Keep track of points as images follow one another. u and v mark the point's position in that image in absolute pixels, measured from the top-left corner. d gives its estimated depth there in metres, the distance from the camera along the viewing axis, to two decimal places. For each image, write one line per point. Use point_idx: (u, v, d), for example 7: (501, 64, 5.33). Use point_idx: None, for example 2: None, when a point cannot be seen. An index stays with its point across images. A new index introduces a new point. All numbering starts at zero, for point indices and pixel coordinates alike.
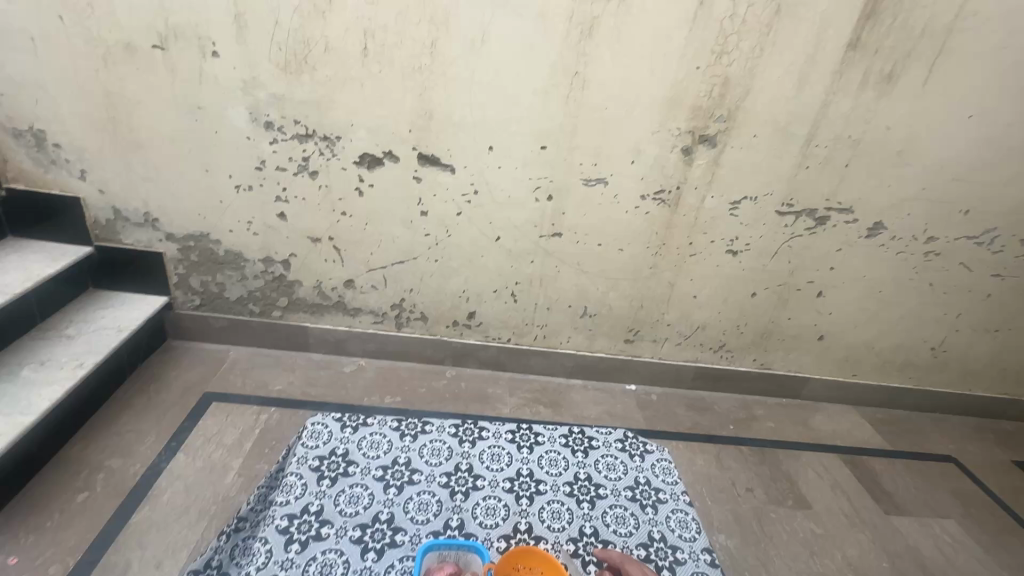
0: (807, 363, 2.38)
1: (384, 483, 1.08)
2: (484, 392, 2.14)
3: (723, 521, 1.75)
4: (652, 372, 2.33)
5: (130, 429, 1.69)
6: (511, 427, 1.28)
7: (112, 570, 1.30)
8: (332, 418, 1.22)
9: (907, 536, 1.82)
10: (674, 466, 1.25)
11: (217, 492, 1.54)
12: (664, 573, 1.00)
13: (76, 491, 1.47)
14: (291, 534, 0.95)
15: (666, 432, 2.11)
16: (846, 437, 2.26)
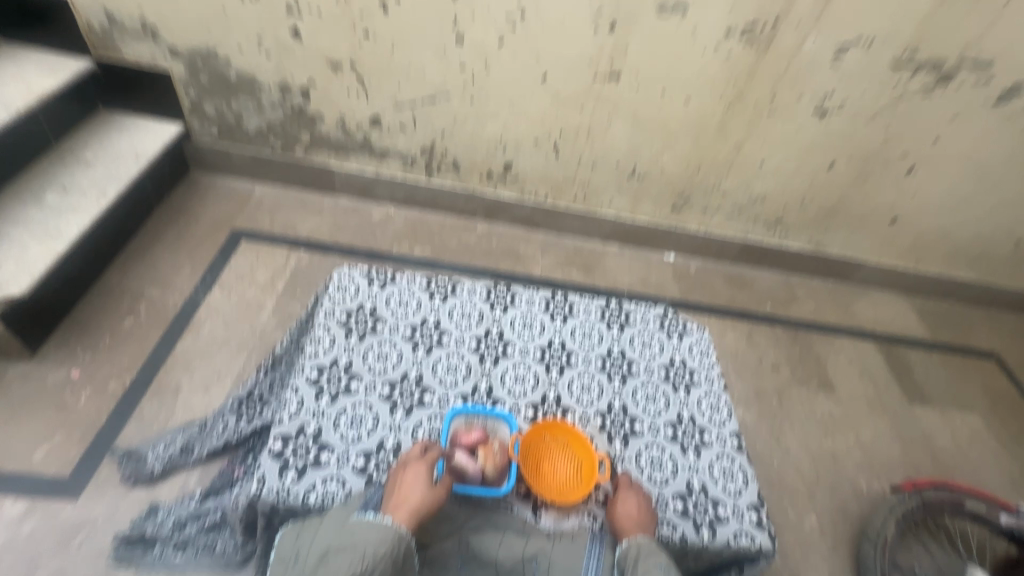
0: (869, 247, 2.17)
1: (412, 343, 1.05)
2: (516, 250, 2.04)
3: (744, 396, 1.77)
4: (696, 244, 2.17)
5: (165, 261, 1.71)
6: (545, 294, 1.20)
7: (165, 390, 1.40)
8: (359, 271, 1.15)
9: (926, 425, 1.83)
10: (714, 349, 1.18)
11: (253, 329, 1.59)
12: (689, 453, 0.99)
13: (122, 317, 1.53)
14: (321, 386, 0.95)
15: (700, 305, 2.03)
16: (889, 326, 2.16)
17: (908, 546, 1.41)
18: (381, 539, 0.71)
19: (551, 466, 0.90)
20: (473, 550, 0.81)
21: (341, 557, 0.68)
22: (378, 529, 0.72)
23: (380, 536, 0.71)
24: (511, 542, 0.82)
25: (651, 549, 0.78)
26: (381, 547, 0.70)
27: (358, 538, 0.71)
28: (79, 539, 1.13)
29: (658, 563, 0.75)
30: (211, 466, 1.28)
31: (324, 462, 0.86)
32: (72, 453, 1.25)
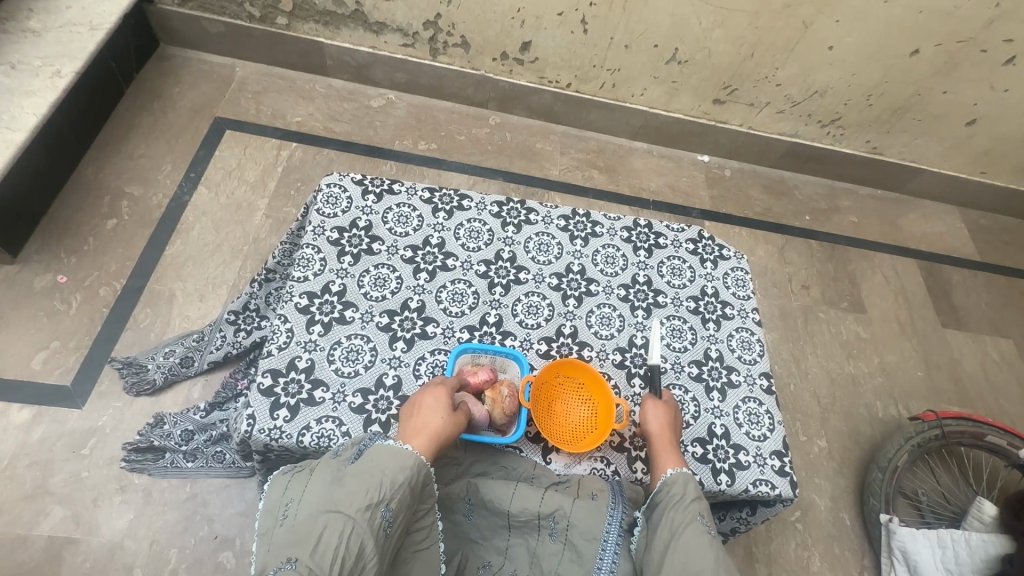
0: (934, 152, 1.91)
1: (413, 266, 0.94)
2: (532, 148, 1.81)
3: (768, 316, 1.67)
4: (735, 145, 1.92)
5: (142, 154, 1.54)
6: (564, 212, 1.06)
7: (158, 298, 1.33)
8: (352, 180, 1.00)
9: (954, 350, 1.73)
10: (750, 279, 1.06)
11: (246, 233, 1.47)
12: (714, 394, 0.92)
13: (104, 217, 1.42)
14: (312, 314, 0.86)
15: (731, 215, 1.85)
16: (937, 242, 1.97)
17: (915, 471, 1.40)
18: (400, 467, 0.66)
19: (564, 407, 0.85)
20: (483, 499, 0.75)
21: (355, 483, 0.63)
22: (396, 456, 0.67)
23: (400, 463, 0.66)
24: (523, 493, 0.74)
25: (695, 492, 0.73)
26: (399, 476, 0.65)
27: (374, 466, 0.66)
28: (90, 445, 1.14)
29: (699, 512, 0.70)
30: (213, 377, 1.25)
31: (318, 399, 0.79)
32: (71, 361, 1.22)
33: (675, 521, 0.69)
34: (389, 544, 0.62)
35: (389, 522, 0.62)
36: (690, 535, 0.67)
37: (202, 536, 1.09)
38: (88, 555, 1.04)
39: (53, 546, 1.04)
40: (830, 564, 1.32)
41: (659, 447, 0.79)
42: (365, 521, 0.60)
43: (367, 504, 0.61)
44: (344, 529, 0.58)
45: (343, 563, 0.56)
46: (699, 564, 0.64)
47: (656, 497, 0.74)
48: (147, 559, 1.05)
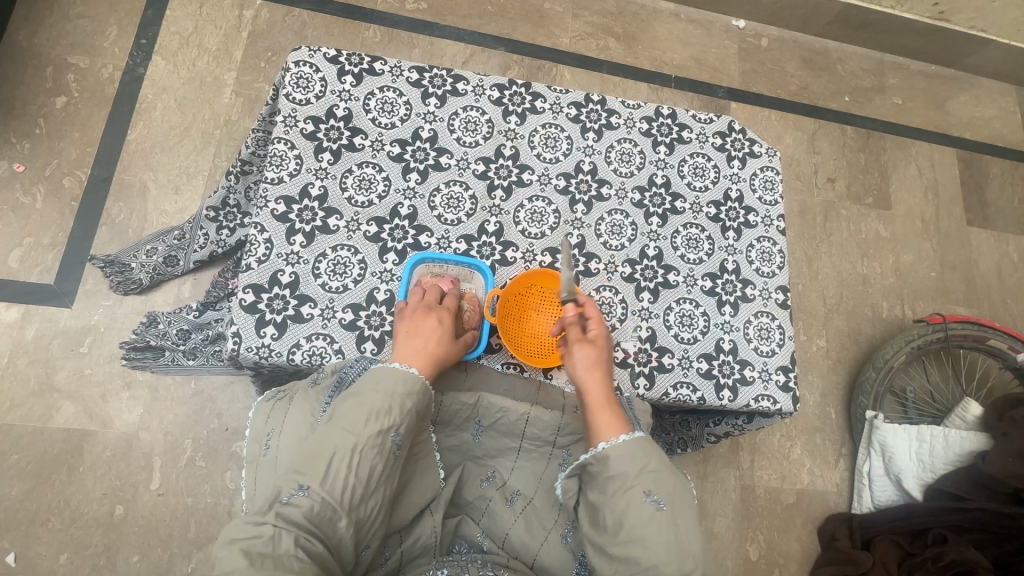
0: (1006, 21, 1.65)
1: (402, 165, 0.83)
2: (539, 9, 1.54)
3: (786, 212, 1.57)
4: (778, 7, 1.64)
5: (80, 14, 1.30)
6: (575, 99, 0.91)
7: (129, 190, 1.23)
8: (325, 57, 0.84)
9: (975, 249, 1.64)
10: (780, 179, 0.95)
11: (215, 114, 1.30)
12: (726, 309, 0.87)
13: (51, 94, 1.25)
14: (292, 223, 0.77)
15: (763, 96, 1.64)
16: (984, 129, 1.77)
17: (908, 370, 1.41)
18: (408, 392, 0.63)
19: (536, 318, 0.80)
20: (494, 420, 0.74)
21: (362, 408, 0.60)
22: (402, 378, 0.64)
23: (408, 387, 0.63)
24: (540, 418, 0.73)
25: (640, 463, 0.62)
26: (408, 402, 0.63)
27: (381, 387, 0.62)
28: (87, 344, 1.13)
29: (647, 489, 0.60)
30: (202, 276, 1.20)
31: (307, 315, 0.75)
32: (49, 258, 1.16)
33: (614, 505, 0.61)
34: (398, 464, 0.62)
35: (398, 446, 0.61)
36: (635, 520, 0.59)
37: (213, 428, 1.13)
38: (107, 445, 1.09)
39: (72, 437, 1.08)
40: (809, 452, 1.40)
41: (594, 409, 0.68)
42: (375, 447, 0.59)
43: (377, 431, 0.60)
44: (353, 456, 0.58)
45: (353, 488, 0.57)
46: (645, 554, 0.57)
47: (593, 468, 0.65)
48: (164, 449, 1.11)
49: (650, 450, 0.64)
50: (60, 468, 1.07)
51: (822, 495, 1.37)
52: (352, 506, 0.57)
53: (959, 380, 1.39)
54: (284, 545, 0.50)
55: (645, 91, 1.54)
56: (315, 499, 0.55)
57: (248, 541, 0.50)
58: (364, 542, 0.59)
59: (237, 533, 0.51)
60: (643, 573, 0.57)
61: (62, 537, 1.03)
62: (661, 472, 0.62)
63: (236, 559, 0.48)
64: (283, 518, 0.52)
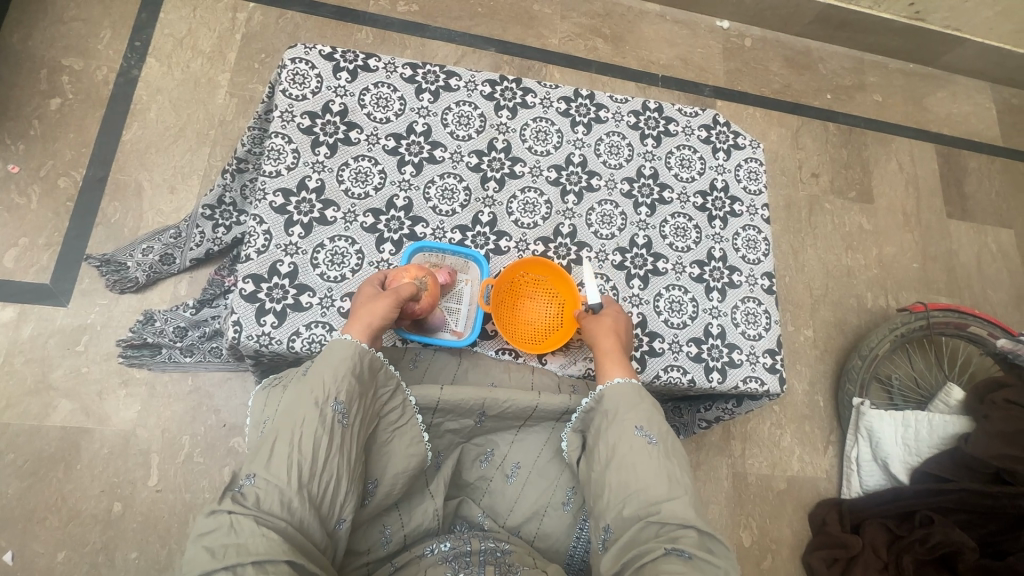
0: (979, 20, 1.71)
1: (398, 158, 0.85)
2: (527, 11, 1.57)
3: (772, 207, 1.61)
4: (761, 7, 1.68)
5: (74, 17, 1.31)
6: (565, 93, 0.94)
7: (125, 190, 1.23)
8: (320, 54, 0.86)
9: (955, 240, 1.69)
10: (764, 170, 0.98)
11: (210, 115, 1.32)
12: (714, 295, 0.90)
13: (46, 96, 1.26)
14: (290, 214, 0.79)
15: (747, 94, 1.68)
16: (961, 124, 1.83)
17: (893, 358, 1.45)
18: (340, 361, 0.65)
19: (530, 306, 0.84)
20: (502, 410, 0.74)
21: (302, 389, 0.63)
22: (335, 352, 0.66)
23: (340, 357, 0.65)
24: (550, 404, 0.75)
25: (632, 402, 0.71)
26: (341, 369, 0.64)
27: (316, 367, 0.65)
28: (84, 342, 1.13)
29: (639, 424, 0.69)
30: (198, 274, 1.21)
31: (306, 304, 0.76)
32: (45, 258, 1.17)
33: (610, 439, 0.69)
34: (350, 434, 0.63)
35: (343, 415, 0.62)
36: (628, 452, 0.67)
37: (211, 425, 1.14)
38: (104, 442, 1.09)
39: (68, 435, 1.09)
40: (799, 439, 1.43)
41: (602, 356, 0.75)
42: (315, 419, 0.60)
43: (313, 404, 0.61)
44: (296, 433, 0.59)
45: (302, 465, 0.58)
46: (638, 481, 0.65)
47: (592, 412, 0.73)
48: (162, 445, 1.11)
49: (644, 394, 0.72)
50: (57, 466, 1.07)
51: (812, 482, 1.40)
52: (308, 483, 0.58)
53: (942, 367, 1.43)
54: (244, 529, 0.52)
55: (633, 90, 1.58)
56: (264, 483, 0.56)
57: (210, 535, 0.52)
58: (335, 517, 0.60)
59: (202, 530, 0.53)
60: (637, 499, 0.65)
61: (60, 535, 1.03)
62: (653, 412, 0.71)
63: (200, 555, 0.50)
64: (238, 505, 0.54)
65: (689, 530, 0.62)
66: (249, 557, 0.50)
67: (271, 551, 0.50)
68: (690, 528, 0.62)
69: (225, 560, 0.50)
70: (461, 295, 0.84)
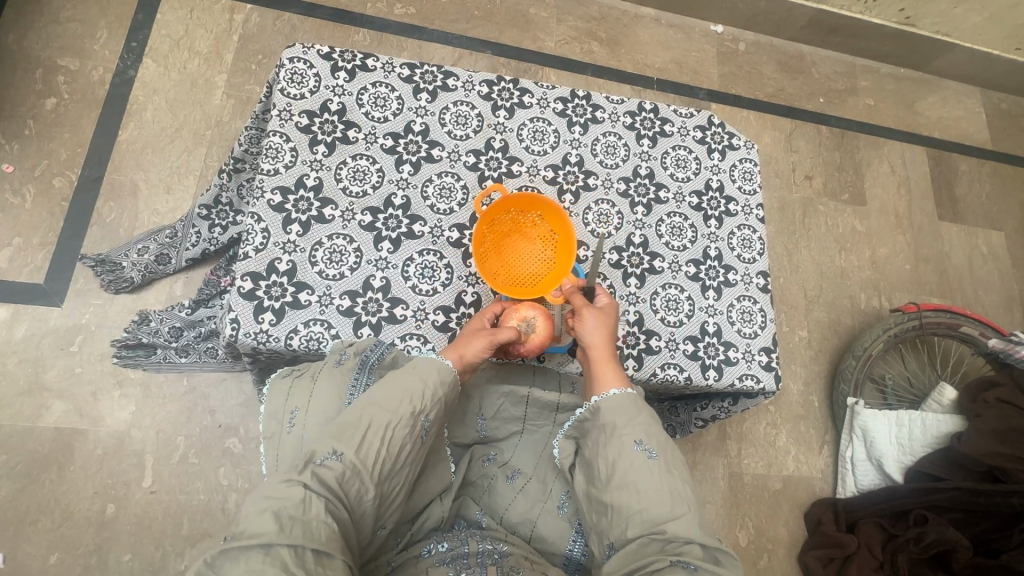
0: (968, 25, 1.73)
1: (395, 157, 0.85)
2: (524, 14, 1.59)
3: (767, 208, 1.62)
4: (754, 12, 1.70)
5: (69, 17, 1.31)
6: (562, 93, 0.95)
7: (120, 190, 1.23)
8: (318, 54, 0.87)
9: (946, 242, 1.71)
10: (758, 171, 0.99)
11: (206, 116, 1.32)
12: (710, 293, 0.90)
13: (41, 96, 1.25)
14: (288, 213, 0.79)
15: (741, 97, 1.70)
16: (951, 127, 1.85)
17: (886, 358, 1.46)
18: (441, 378, 0.67)
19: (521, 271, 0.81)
20: (496, 409, 0.80)
21: (399, 390, 0.64)
22: (437, 367, 0.68)
23: (440, 374, 0.67)
24: (538, 397, 0.79)
25: (631, 415, 0.71)
26: (439, 388, 0.67)
27: (415, 373, 0.66)
28: (78, 343, 1.13)
29: (638, 438, 0.69)
30: (193, 274, 1.20)
31: (304, 302, 0.76)
32: (39, 258, 1.16)
33: (610, 456, 0.69)
34: (424, 448, 0.65)
35: (426, 430, 0.65)
36: (627, 466, 0.67)
37: (206, 425, 1.13)
38: (98, 443, 1.09)
39: (62, 436, 1.08)
40: (794, 439, 1.44)
41: (599, 364, 0.76)
42: (408, 425, 0.62)
43: (410, 412, 0.63)
44: (388, 431, 0.60)
45: (383, 462, 0.59)
46: (640, 497, 0.65)
47: (588, 424, 0.74)
48: (156, 446, 1.10)
49: (643, 406, 0.73)
50: (50, 467, 1.06)
51: (807, 481, 1.41)
52: (379, 480, 0.59)
53: (935, 367, 1.44)
54: (314, 509, 0.50)
55: (628, 93, 1.59)
56: (350, 467, 0.56)
57: (279, 503, 0.50)
58: (381, 521, 0.61)
59: (271, 493, 0.51)
60: (638, 515, 0.64)
61: (52, 537, 1.02)
62: (650, 426, 0.71)
63: (267, 522, 0.48)
64: (318, 478, 0.53)
65: (694, 545, 0.62)
66: (313, 542, 0.48)
67: (331, 543, 0.49)
68: (695, 544, 0.62)
69: (290, 538, 0.47)
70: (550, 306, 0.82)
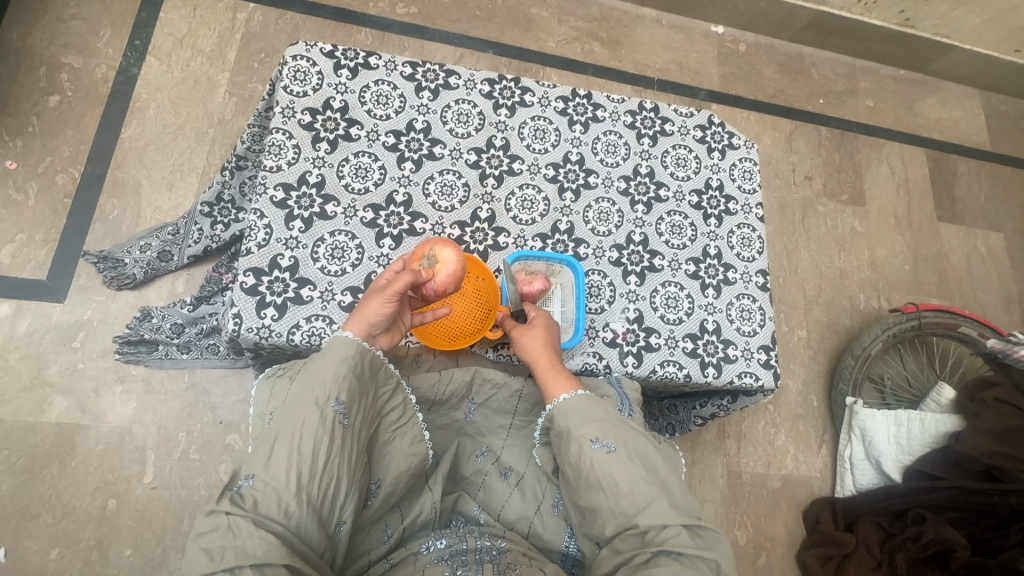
0: (968, 27, 1.74)
1: (397, 155, 0.86)
2: (525, 14, 1.59)
3: (766, 209, 1.63)
4: (754, 13, 1.71)
5: (73, 15, 1.32)
6: (563, 92, 0.95)
7: (123, 187, 1.24)
8: (321, 51, 0.87)
9: (945, 243, 1.71)
10: (757, 170, 0.99)
11: (209, 113, 1.32)
12: (709, 291, 0.91)
13: (44, 93, 1.26)
14: (291, 209, 0.80)
15: (741, 98, 1.70)
16: (950, 129, 1.86)
17: (885, 358, 1.46)
18: (341, 359, 0.65)
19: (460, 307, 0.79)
20: (488, 397, 0.79)
21: (302, 392, 0.63)
22: (335, 351, 0.65)
23: (339, 358, 0.65)
24: (531, 393, 0.79)
25: (584, 415, 0.71)
26: (340, 370, 0.64)
27: (317, 365, 0.65)
28: (80, 339, 1.13)
29: (593, 436, 0.69)
30: (196, 271, 1.20)
31: (306, 298, 0.77)
32: (42, 255, 1.16)
33: (572, 460, 0.70)
34: (350, 433, 0.63)
35: (343, 416, 0.63)
36: (592, 467, 0.68)
37: (207, 422, 1.14)
38: (100, 439, 1.09)
39: (63, 432, 1.08)
40: (793, 439, 1.44)
41: (544, 376, 0.75)
42: (315, 420, 0.61)
43: (313, 405, 0.62)
44: (294, 435, 0.60)
45: (301, 466, 0.58)
46: (606, 496, 0.66)
47: (550, 432, 0.74)
48: (157, 442, 1.11)
49: (593, 402, 0.73)
50: (51, 463, 1.06)
51: (806, 480, 1.41)
52: (307, 484, 0.58)
53: (933, 367, 1.45)
54: (242, 532, 0.52)
55: (629, 93, 1.60)
56: (263, 484, 0.57)
57: (208, 535, 0.52)
58: (335, 519, 0.60)
59: (201, 530, 0.53)
60: (613, 513, 0.66)
61: (54, 532, 1.03)
62: (607, 419, 0.71)
63: (198, 557, 0.51)
64: (235, 508, 0.54)
65: (671, 528, 0.63)
66: (247, 560, 0.50)
67: (271, 553, 0.51)
68: (671, 527, 0.63)
69: (223, 562, 0.50)
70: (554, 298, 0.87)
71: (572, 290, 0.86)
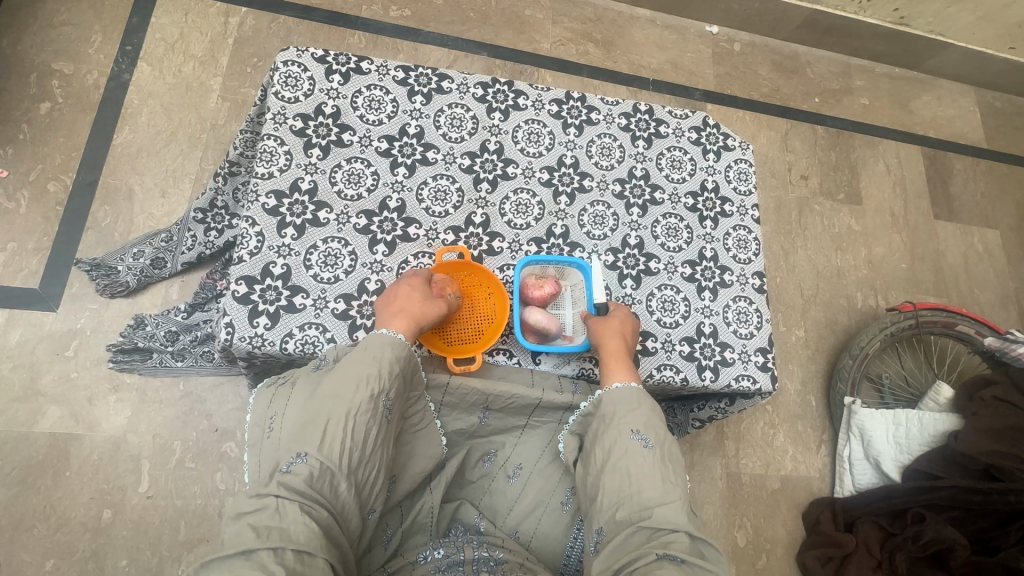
0: (962, 24, 1.74)
1: (390, 160, 0.85)
2: (519, 16, 1.59)
3: (763, 208, 1.62)
4: (748, 12, 1.71)
5: (63, 21, 1.31)
6: (556, 95, 0.95)
7: (116, 194, 1.23)
8: (312, 57, 0.87)
9: (942, 241, 1.71)
10: (753, 172, 0.99)
11: (202, 119, 1.32)
12: (705, 294, 0.90)
13: (35, 100, 1.25)
14: (283, 216, 0.79)
15: (736, 97, 1.70)
16: (946, 126, 1.86)
17: (883, 357, 1.46)
18: (394, 357, 0.67)
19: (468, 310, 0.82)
20: (504, 404, 0.77)
21: (353, 376, 0.63)
22: (388, 346, 0.67)
23: (394, 354, 0.67)
24: (552, 400, 0.77)
25: (631, 406, 0.72)
26: (394, 367, 0.66)
27: (368, 355, 0.66)
28: (74, 347, 1.12)
29: (634, 427, 0.70)
30: (190, 278, 1.20)
31: (299, 306, 0.76)
32: (34, 263, 1.16)
33: (605, 442, 0.70)
34: (391, 428, 0.65)
35: (389, 410, 0.65)
36: (623, 455, 0.68)
37: (203, 429, 1.13)
38: (94, 448, 1.08)
39: (57, 442, 1.07)
40: (792, 439, 1.44)
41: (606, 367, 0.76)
42: (368, 410, 0.62)
43: (368, 395, 0.62)
44: (348, 420, 0.60)
45: (351, 451, 0.59)
46: (632, 483, 0.66)
47: (590, 417, 0.75)
48: (153, 451, 1.10)
49: (643, 397, 0.73)
50: (45, 473, 1.05)
51: (806, 480, 1.41)
52: (353, 470, 0.59)
53: (931, 366, 1.45)
54: (290, 514, 0.51)
55: (624, 94, 1.60)
56: (316, 464, 0.56)
57: (255, 515, 0.52)
58: (368, 506, 0.61)
59: (243, 510, 0.52)
60: (629, 502, 0.65)
61: (48, 543, 1.02)
62: (650, 416, 0.71)
63: (245, 534, 0.50)
64: (285, 487, 0.54)
65: (679, 535, 0.61)
66: (292, 543, 0.49)
67: (312, 542, 0.50)
68: (681, 533, 0.61)
69: (269, 541, 0.49)
70: (565, 300, 0.87)
71: (583, 291, 0.86)
